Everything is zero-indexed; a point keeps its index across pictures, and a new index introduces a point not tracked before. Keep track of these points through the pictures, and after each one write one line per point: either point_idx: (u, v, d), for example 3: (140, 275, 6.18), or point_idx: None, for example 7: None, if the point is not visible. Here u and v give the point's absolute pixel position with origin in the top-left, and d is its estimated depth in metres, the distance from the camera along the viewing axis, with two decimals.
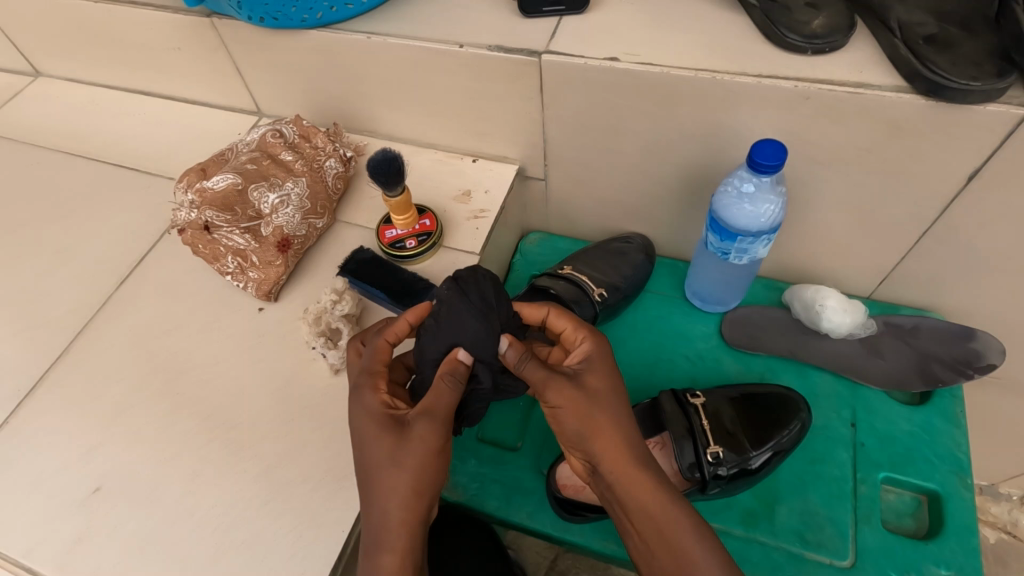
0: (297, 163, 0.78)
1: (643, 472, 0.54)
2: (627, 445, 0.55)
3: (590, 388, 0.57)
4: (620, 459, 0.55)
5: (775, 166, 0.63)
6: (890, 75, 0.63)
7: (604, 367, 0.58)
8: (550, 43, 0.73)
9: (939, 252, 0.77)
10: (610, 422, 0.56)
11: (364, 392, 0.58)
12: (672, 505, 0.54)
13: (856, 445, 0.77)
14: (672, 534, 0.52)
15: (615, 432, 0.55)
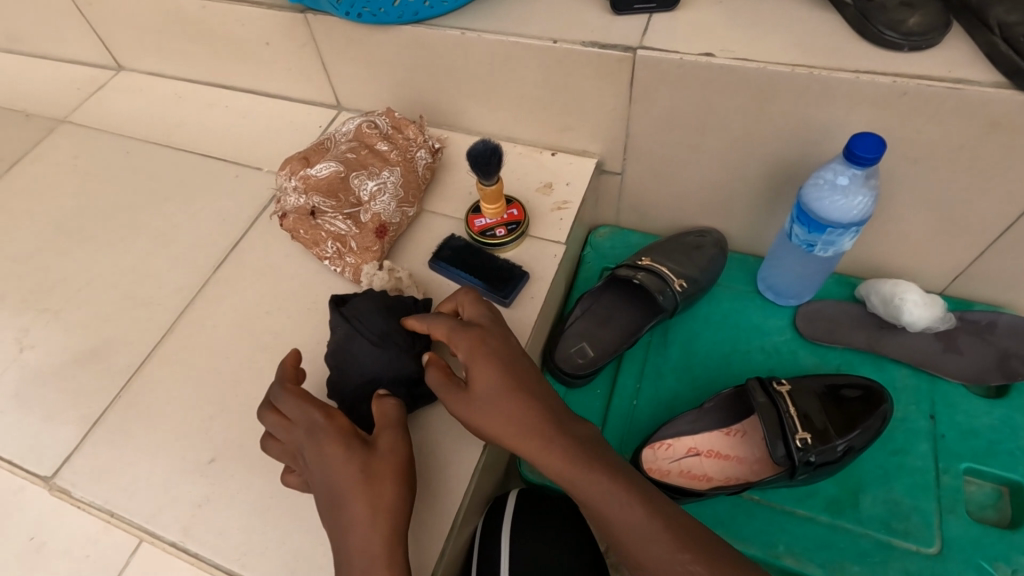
0: (392, 153, 0.81)
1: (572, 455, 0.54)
2: (546, 438, 0.55)
3: (490, 393, 0.57)
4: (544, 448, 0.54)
5: (875, 157, 0.64)
6: (988, 72, 0.64)
7: (491, 366, 0.59)
8: (644, 40, 0.75)
9: (1021, 248, 0.78)
10: (518, 419, 0.56)
11: (310, 411, 0.59)
12: (605, 482, 0.52)
13: (936, 437, 0.78)
14: (608, 510, 0.52)
15: (530, 426, 0.55)
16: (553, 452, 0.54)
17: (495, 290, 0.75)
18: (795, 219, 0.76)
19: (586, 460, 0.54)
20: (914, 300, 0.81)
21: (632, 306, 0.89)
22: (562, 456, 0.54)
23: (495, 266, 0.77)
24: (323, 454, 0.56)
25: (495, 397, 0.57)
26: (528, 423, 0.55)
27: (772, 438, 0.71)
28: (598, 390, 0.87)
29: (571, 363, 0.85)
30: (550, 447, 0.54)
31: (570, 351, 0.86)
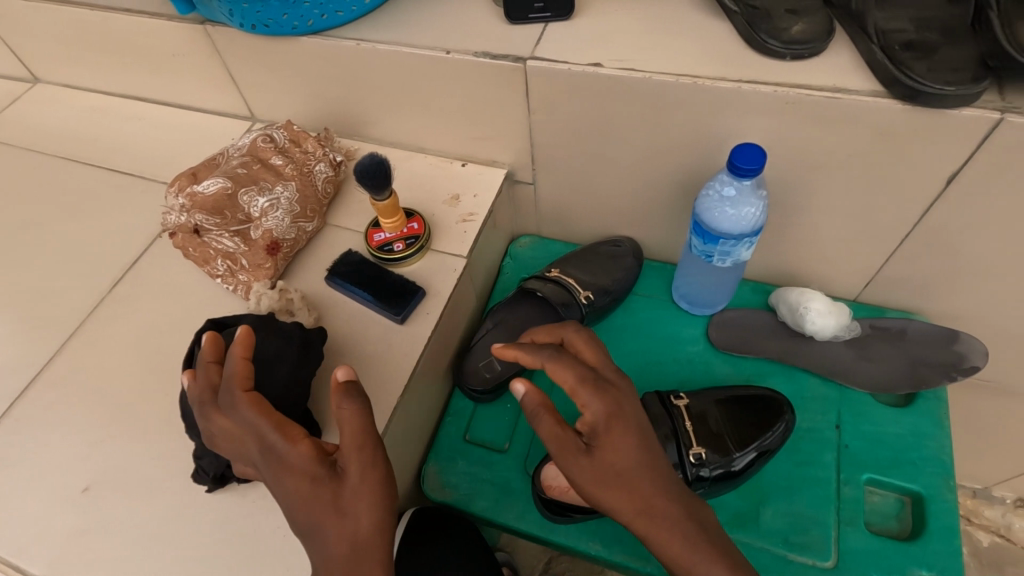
0: (286, 167, 0.79)
1: (638, 500, 0.47)
2: (647, 483, 0.47)
3: (605, 449, 0.48)
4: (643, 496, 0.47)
5: (756, 167, 0.64)
6: (868, 80, 0.63)
7: (616, 407, 0.50)
8: (535, 49, 0.74)
9: (923, 254, 0.77)
10: (626, 467, 0.47)
11: (263, 429, 0.49)
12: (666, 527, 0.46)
13: (841, 447, 0.77)
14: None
15: (627, 476, 0.47)
16: (619, 492, 0.47)
17: (387, 307, 0.73)
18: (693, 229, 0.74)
19: (609, 497, 0.47)
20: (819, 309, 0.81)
21: (545, 317, 0.87)
22: (639, 508, 0.47)
23: (390, 282, 0.75)
24: (280, 472, 0.48)
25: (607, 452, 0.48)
26: (643, 475, 0.47)
27: (668, 452, 0.72)
28: (508, 404, 0.85)
29: (478, 378, 0.83)
30: (645, 491, 0.47)
31: (478, 366, 0.85)
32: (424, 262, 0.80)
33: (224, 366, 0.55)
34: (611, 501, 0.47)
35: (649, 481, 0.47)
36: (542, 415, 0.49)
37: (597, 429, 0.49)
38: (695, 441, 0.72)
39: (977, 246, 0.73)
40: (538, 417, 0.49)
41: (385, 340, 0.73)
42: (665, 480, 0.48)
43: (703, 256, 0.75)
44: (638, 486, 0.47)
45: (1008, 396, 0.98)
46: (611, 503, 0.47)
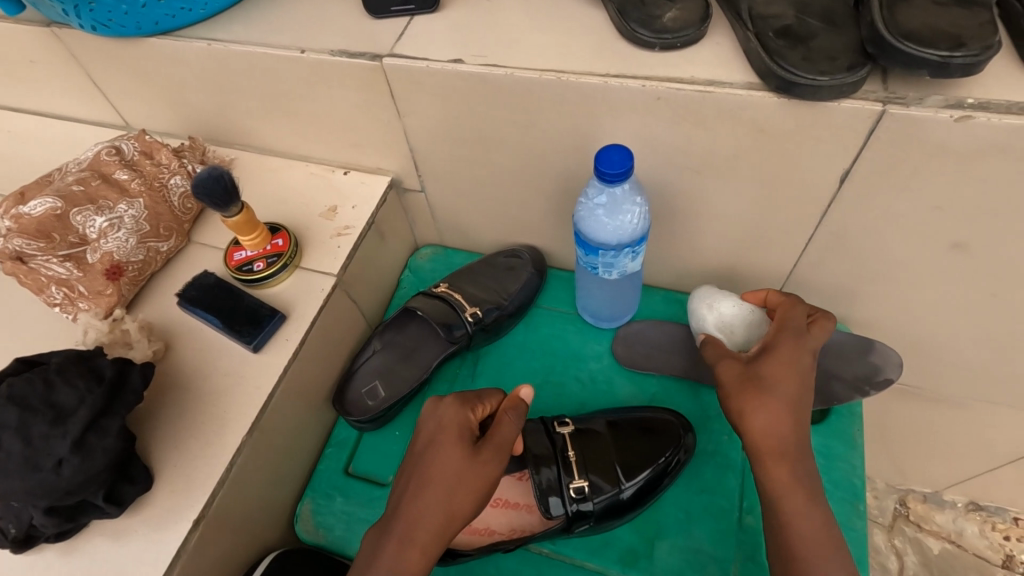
0: (133, 183, 0.73)
1: (751, 408, 0.57)
2: (775, 414, 0.56)
3: (764, 367, 0.59)
4: (760, 428, 0.56)
5: (623, 168, 0.57)
6: (743, 72, 0.57)
7: (799, 342, 0.60)
8: (395, 46, 0.67)
9: (828, 259, 0.71)
10: (785, 391, 0.57)
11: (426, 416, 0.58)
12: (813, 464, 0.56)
13: (746, 472, 0.71)
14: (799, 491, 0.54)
15: (776, 407, 0.56)
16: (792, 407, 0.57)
17: (238, 333, 0.66)
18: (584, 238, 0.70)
19: (739, 404, 0.58)
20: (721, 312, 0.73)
21: (433, 337, 0.80)
22: (745, 412, 0.57)
23: (244, 305, 0.69)
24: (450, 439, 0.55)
25: (764, 375, 0.58)
26: (765, 392, 0.57)
27: (546, 486, 0.66)
28: (397, 431, 0.78)
29: (359, 407, 0.77)
30: (758, 415, 0.56)
31: (360, 393, 0.78)
32: (290, 282, 0.73)
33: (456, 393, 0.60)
34: (740, 408, 0.57)
35: (784, 410, 0.56)
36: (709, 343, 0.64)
37: (776, 348, 0.60)
38: (578, 473, 0.67)
39: (882, 250, 0.67)
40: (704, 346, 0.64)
41: (236, 371, 0.66)
42: (776, 412, 0.56)
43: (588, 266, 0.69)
44: (759, 410, 0.56)
45: (940, 402, 0.92)
46: (740, 408, 0.57)
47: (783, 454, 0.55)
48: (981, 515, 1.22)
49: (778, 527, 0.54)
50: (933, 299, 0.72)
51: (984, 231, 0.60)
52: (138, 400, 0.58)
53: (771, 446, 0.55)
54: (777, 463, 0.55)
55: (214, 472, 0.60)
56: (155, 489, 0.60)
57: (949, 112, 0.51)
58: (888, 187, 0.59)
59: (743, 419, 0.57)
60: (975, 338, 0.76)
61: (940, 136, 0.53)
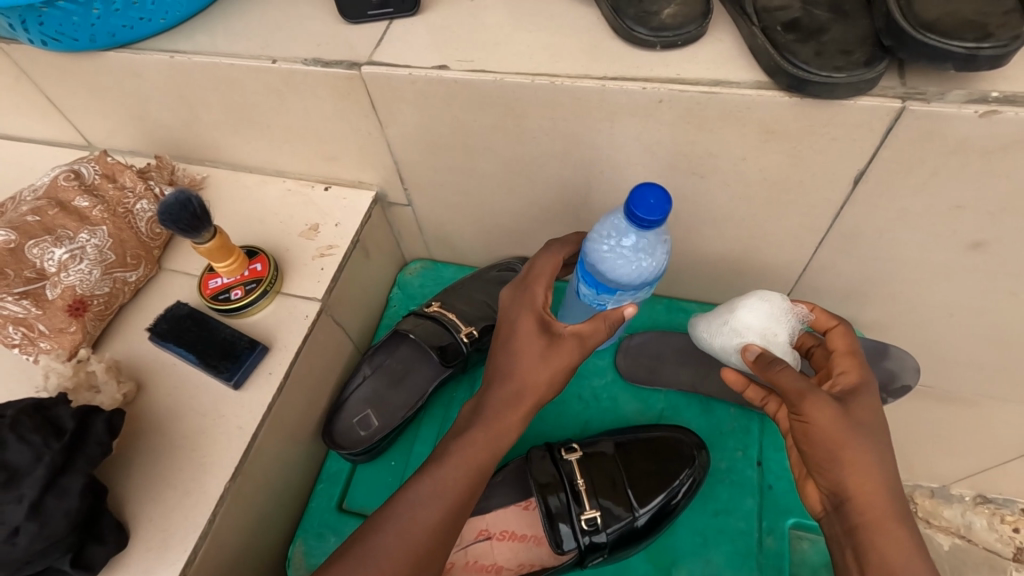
0: (94, 210, 0.68)
1: (858, 458, 0.50)
2: (876, 467, 0.50)
3: (856, 409, 0.52)
4: (867, 486, 0.50)
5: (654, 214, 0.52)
6: (749, 70, 0.53)
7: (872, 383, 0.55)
8: (374, 52, 0.62)
9: (838, 262, 0.68)
10: (881, 440, 0.52)
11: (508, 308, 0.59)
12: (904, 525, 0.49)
13: (763, 489, 0.67)
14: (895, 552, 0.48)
15: (879, 460, 0.50)
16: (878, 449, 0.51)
17: (215, 368, 0.62)
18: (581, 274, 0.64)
19: (843, 452, 0.50)
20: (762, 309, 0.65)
21: (425, 360, 0.76)
22: (852, 461, 0.50)
23: (221, 338, 0.64)
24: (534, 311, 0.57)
25: (861, 418, 0.52)
26: (867, 437, 0.51)
27: (555, 518, 0.62)
28: (392, 462, 0.73)
29: (351, 437, 0.72)
30: (865, 465, 0.50)
31: (351, 422, 0.73)
32: (271, 309, 0.68)
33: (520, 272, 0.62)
34: (844, 456, 0.50)
35: (885, 464, 0.51)
36: (785, 365, 0.53)
37: (855, 389, 0.54)
38: (588, 503, 0.63)
39: (896, 251, 0.64)
40: (780, 368, 0.53)
41: (215, 410, 0.61)
42: (880, 464, 0.50)
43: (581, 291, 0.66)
44: (861, 459, 0.50)
45: (950, 400, 0.90)
46: (845, 458, 0.50)
47: (889, 519, 0.49)
48: (989, 508, 1.20)
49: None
50: (948, 300, 0.69)
51: (1005, 230, 0.57)
52: (104, 452, 0.53)
53: (878, 509, 0.49)
54: (883, 531, 0.49)
55: (195, 525, 0.55)
56: (130, 547, 0.55)
57: (973, 107, 0.48)
58: (905, 187, 0.56)
59: (848, 468, 0.50)
60: (991, 337, 0.73)
61: (963, 132, 0.49)
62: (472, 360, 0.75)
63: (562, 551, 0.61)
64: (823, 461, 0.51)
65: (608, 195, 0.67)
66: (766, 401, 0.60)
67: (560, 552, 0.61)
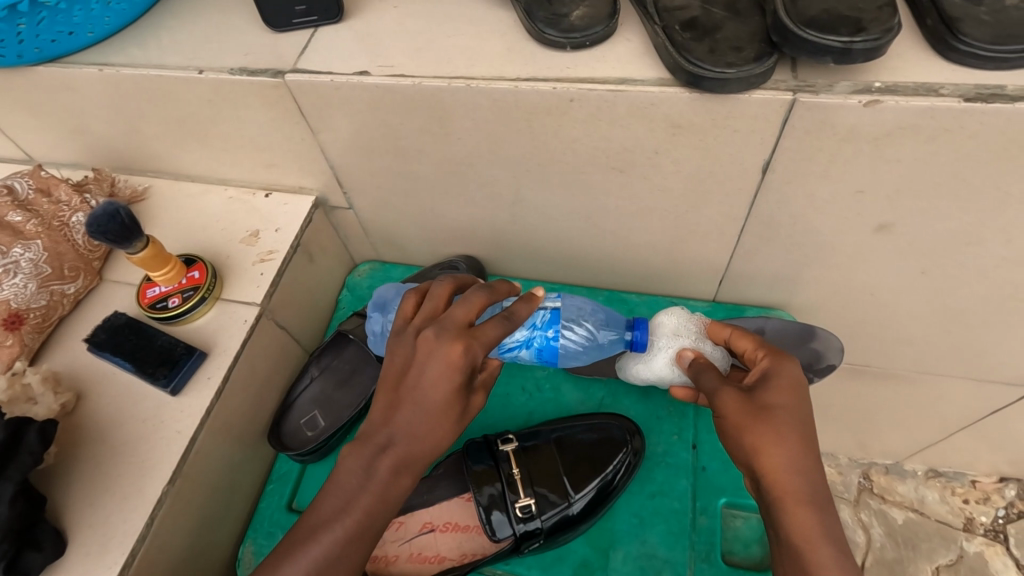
0: (28, 224, 0.68)
1: (763, 441, 0.50)
2: (781, 449, 0.49)
3: (766, 394, 0.52)
4: (778, 465, 0.49)
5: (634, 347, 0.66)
6: (653, 67, 0.55)
7: (794, 367, 0.54)
8: (298, 60, 0.63)
9: (763, 249, 0.71)
10: (792, 421, 0.50)
11: (441, 357, 0.49)
12: (829, 518, 0.48)
13: (698, 471, 0.70)
14: (811, 542, 0.46)
15: (783, 439, 0.49)
16: (793, 433, 0.50)
17: (152, 376, 0.63)
18: (536, 351, 0.67)
19: (747, 438, 0.51)
20: (690, 338, 0.67)
21: (371, 359, 0.77)
22: (756, 445, 0.50)
23: (158, 345, 0.65)
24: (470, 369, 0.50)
25: (769, 403, 0.51)
26: (774, 420, 0.50)
27: (491, 507, 0.65)
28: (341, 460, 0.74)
29: (298, 439, 0.74)
30: (771, 448, 0.49)
31: (299, 424, 0.75)
32: (211, 315, 0.69)
33: (449, 314, 0.51)
34: (750, 442, 0.50)
35: (795, 445, 0.49)
36: (710, 372, 0.57)
37: (771, 372, 0.54)
38: (523, 492, 0.66)
39: (813, 237, 0.67)
40: (704, 376, 0.57)
41: (155, 417, 0.62)
42: (785, 444, 0.49)
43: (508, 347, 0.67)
44: (765, 443, 0.49)
45: (889, 378, 0.93)
46: (749, 443, 0.50)
47: (799, 497, 0.48)
48: (940, 481, 1.25)
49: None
50: (868, 281, 0.72)
51: (908, 212, 0.60)
52: (36, 461, 0.54)
53: (790, 492, 0.48)
54: (791, 512, 0.48)
55: (133, 530, 0.57)
56: (68, 553, 0.56)
57: (857, 97, 0.50)
58: (810, 174, 0.58)
59: (755, 455, 0.50)
60: (913, 315, 0.76)
61: (852, 121, 0.52)
62: None
63: (498, 539, 0.64)
64: (736, 449, 0.52)
65: (538, 192, 0.69)
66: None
67: (496, 540, 0.65)
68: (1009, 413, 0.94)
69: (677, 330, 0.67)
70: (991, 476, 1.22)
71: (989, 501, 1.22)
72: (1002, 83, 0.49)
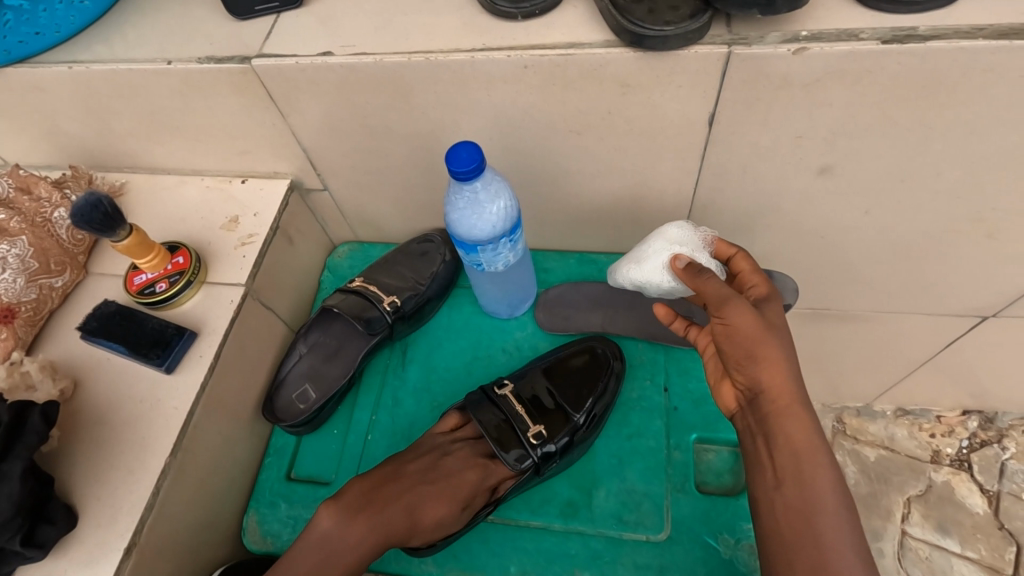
0: (12, 222, 0.70)
1: (773, 352, 0.56)
2: (786, 362, 0.57)
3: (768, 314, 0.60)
4: (777, 377, 0.56)
5: (476, 169, 0.56)
6: (599, 30, 0.59)
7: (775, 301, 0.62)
8: (264, 45, 0.66)
9: (717, 200, 0.75)
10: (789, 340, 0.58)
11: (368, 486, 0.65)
12: (812, 425, 0.56)
13: (670, 411, 0.75)
14: (802, 443, 0.55)
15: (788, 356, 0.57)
16: (790, 350, 0.57)
17: (145, 357, 0.65)
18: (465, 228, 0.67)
19: (757, 347, 0.57)
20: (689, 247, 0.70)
21: (357, 334, 0.81)
22: (765, 355, 0.57)
23: (149, 328, 0.67)
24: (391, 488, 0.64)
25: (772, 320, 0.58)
26: (780, 336, 0.57)
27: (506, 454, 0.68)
28: (335, 430, 0.79)
29: (292, 412, 0.77)
30: (777, 358, 0.56)
31: (292, 398, 0.78)
32: (198, 299, 0.72)
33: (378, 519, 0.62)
34: (760, 353, 0.57)
35: (791, 358, 0.57)
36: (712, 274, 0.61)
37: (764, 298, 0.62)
38: (531, 422, 0.70)
39: (761, 186, 0.71)
40: (709, 277, 0.61)
41: (152, 395, 0.65)
42: (789, 357, 0.57)
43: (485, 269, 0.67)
44: (776, 356, 0.56)
45: (848, 319, 0.98)
46: (759, 352, 0.57)
47: (798, 409, 0.56)
48: (908, 419, 1.32)
49: (793, 488, 0.55)
50: (817, 225, 0.77)
51: (844, 153, 0.65)
52: (41, 439, 0.56)
53: (785, 398, 0.56)
54: (792, 418, 0.56)
55: (140, 500, 0.60)
56: (79, 528, 0.58)
57: (786, 46, 0.54)
58: (751, 124, 0.63)
59: (760, 364, 0.57)
60: (862, 255, 0.81)
61: (784, 69, 0.56)
62: (399, 327, 0.80)
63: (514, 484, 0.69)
64: (739, 359, 0.58)
65: (504, 159, 0.73)
66: (684, 325, 0.69)
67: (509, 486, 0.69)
68: (960, 345, 1.00)
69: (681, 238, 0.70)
70: (954, 410, 1.29)
71: (954, 433, 1.30)
72: (915, 25, 0.53)
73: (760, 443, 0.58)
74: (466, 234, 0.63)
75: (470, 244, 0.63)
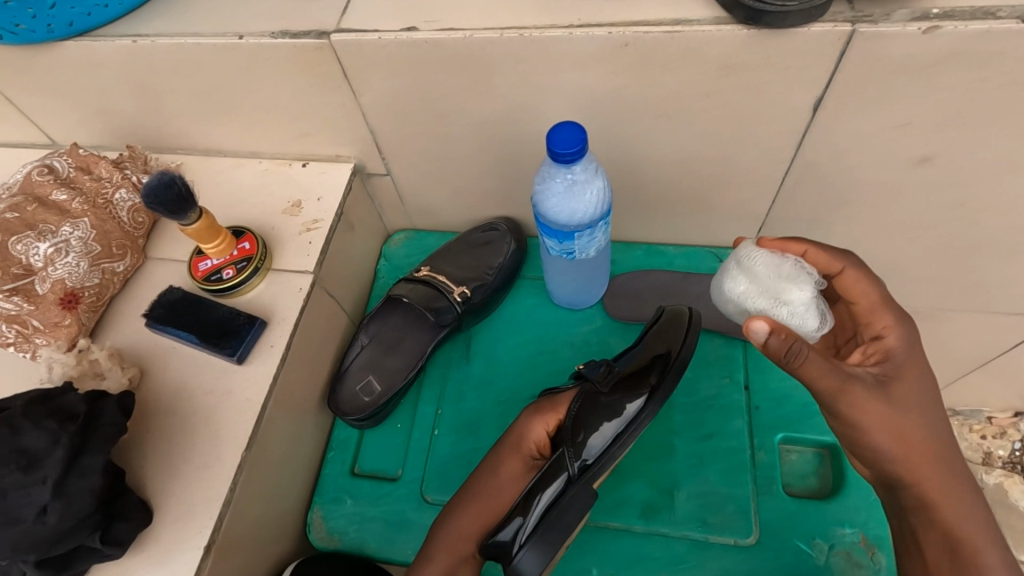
0: (74, 203, 0.66)
1: (905, 431, 0.54)
2: (923, 437, 0.54)
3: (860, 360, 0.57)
4: (916, 461, 0.54)
5: (578, 152, 0.53)
6: (708, 7, 0.55)
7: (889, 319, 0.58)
8: (341, 20, 0.62)
9: (805, 192, 0.72)
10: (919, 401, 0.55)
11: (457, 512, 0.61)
12: (957, 494, 0.55)
13: (751, 410, 0.72)
14: (957, 522, 0.54)
15: (924, 409, 0.55)
16: (927, 421, 0.54)
17: (216, 346, 0.63)
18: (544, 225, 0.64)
19: (886, 433, 0.53)
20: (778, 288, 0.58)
21: (419, 323, 0.78)
22: (898, 437, 0.54)
23: (218, 317, 0.64)
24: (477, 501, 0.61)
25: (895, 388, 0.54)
26: (910, 411, 0.54)
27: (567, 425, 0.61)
28: (398, 424, 0.76)
29: (355, 405, 0.74)
30: (912, 437, 0.54)
31: (354, 389, 0.75)
32: (264, 287, 0.69)
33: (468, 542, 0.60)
34: (893, 437, 0.54)
35: (931, 425, 0.54)
36: (805, 349, 0.49)
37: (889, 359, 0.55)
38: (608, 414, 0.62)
39: (855, 177, 0.68)
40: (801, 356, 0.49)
41: (223, 386, 0.62)
42: (927, 426, 0.54)
43: (571, 257, 0.65)
44: (911, 434, 0.54)
45: (918, 318, 0.95)
46: (889, 435, 0.53)
47: (943, 487, 0.55)
48: (957, 420, 1.28)
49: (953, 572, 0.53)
50: (907, 219, 0.73)
51: (954, 142, 0.61)
52: (120, 430, 0.53)
53: (924, 478, 0.55)
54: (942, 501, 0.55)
55: (216, 497, 0.57)
56: (154, 524, 0.56)
57: (916, 25, 0.51)
58: (860, 109, 0.59)
59: (895, 451, 0.54)
60: (948, 251, 0.78)
61: (909, 50, 0.53)
62: (467, 318, 0.77)
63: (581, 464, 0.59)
64: (864, 448, 0.55)
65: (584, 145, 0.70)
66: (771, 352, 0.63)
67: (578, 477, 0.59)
68: None
69: (781, 263, 0.58)
70: (1006, 412, 1.25)
71: (1005, 436, 1.26)
72: None
73: (904, 525, 0.58)
74: (558, 224, 0.61)
75: (563, 230, 0.61)
